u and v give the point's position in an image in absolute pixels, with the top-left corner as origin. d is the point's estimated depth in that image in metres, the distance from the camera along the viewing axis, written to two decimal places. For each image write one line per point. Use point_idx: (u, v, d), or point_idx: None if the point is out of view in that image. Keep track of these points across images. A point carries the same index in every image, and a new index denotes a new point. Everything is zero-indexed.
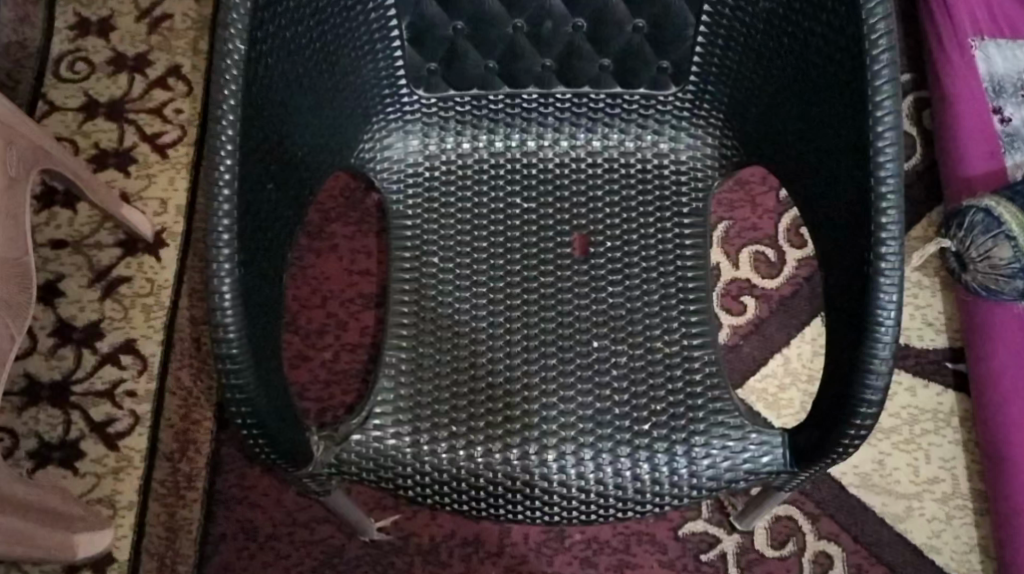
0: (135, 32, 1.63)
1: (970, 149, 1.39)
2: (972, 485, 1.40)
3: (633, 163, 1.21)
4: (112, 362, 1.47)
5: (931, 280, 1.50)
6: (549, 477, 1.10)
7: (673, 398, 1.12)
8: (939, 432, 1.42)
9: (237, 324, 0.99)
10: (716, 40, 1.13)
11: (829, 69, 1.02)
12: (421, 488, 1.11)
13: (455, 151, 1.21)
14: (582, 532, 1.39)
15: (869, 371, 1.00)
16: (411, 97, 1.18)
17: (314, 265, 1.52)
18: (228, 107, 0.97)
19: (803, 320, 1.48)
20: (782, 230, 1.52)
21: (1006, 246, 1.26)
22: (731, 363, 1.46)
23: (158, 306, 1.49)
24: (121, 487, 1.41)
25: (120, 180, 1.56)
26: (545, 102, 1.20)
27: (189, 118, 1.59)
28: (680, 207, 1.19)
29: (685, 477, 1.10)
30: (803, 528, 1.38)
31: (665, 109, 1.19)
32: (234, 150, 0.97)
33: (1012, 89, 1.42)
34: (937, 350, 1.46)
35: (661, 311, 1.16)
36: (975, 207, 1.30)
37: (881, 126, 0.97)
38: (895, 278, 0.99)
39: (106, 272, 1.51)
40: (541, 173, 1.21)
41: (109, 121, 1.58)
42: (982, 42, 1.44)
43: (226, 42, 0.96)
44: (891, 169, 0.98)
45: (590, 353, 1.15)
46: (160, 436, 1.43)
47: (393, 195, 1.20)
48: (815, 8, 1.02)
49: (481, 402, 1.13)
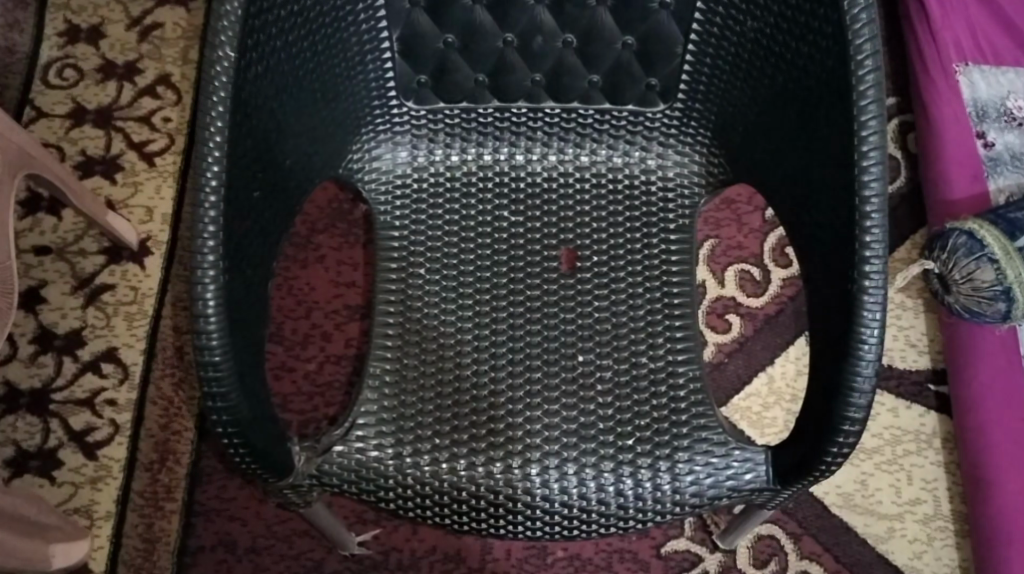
0: (125, 40, 1.63)
1: (954, 172, 1.41)
2: (954, 507, 1.40)
3: (622, 179, 1.21)
4: (93, 371, 1.45)
5: (915, 301, 1.50)
6: (531, 491, 1.10)
7: (656, 413, 1.12)
8: (921, 453, 1.43)
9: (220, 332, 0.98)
10: (704, 60, 1.13)
11: (816, 88, 1.03)
12: (403, 501, 1.10)
13: (443, 164, 1.21)
14: (564, 549, 1.38)
15: (853, 388, 1.01)
16: (401, 109, 1.18)
17: (300, 276, 1.52)
18: (217, 114, 0.97)
19: (787, 340, 1.49)
20: (768, 250, 1.53)
21: (989, 269, 1.28)
22: (715, 382, 1.46)
23: (141, 314, 1.48)
24: (99, 497, 1.40)
25: (106, 187, 1.55)
26: (535, 116, 1.20)
27: (177, 128, 1.59)
28: (667, 222, 1.19)
29: (668, 493, 1.10)
30: (785, 547, 1.38)
31: (653, 126, 1.19)
32: (221, 158, 0.97)
33: (995, 115, 1.45)
34: (920, 371, 1.47)
35: (647, 326, 1.16)
36: (959, 229, 1.32)
37: (866, 146, 0.98)
38: (879, 296, 0.99)
39: (90, 280, 1.50)
40: (529, 187, 1.21)
41: (97, 129, 1.58)
42: (966, 67, 1.46)
43: (216, 50, 0.96)
44: (875, 189, 0.99)
45: (575, 367, 1.14)
46: (140, 446, 1.42)
47: (381, 207, 1.20)
48: (802, 27, 1.03)
49: (465, 415, 1.12)
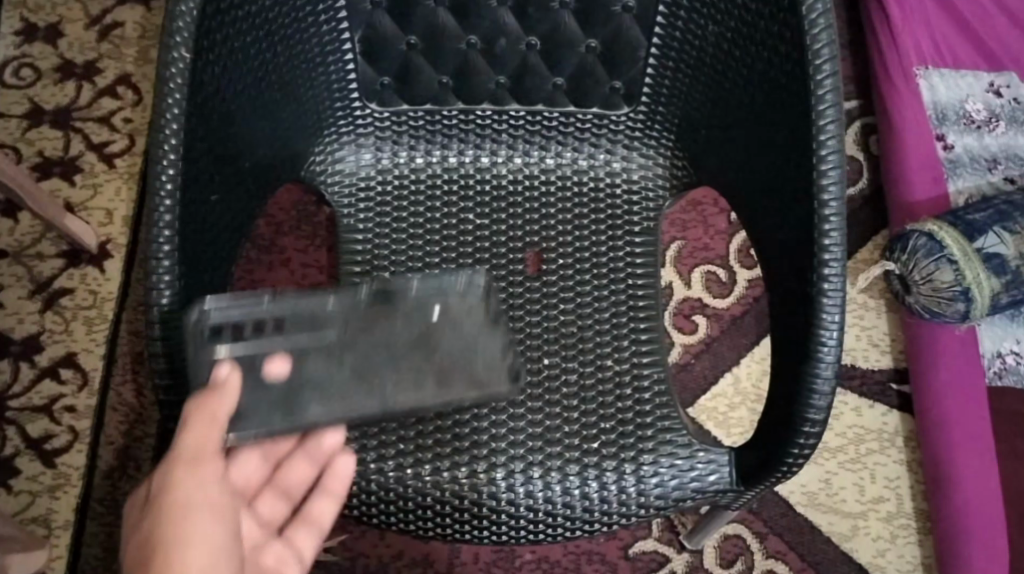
0: (84, 39, 1.60)
1: (915, 174, 1.43)
2: (916, 505, 1.42)
3: (587, 181, 1.20)
4: (51, 376, 1.43)
5: (876, 302, 1.52)
6: (497, 495, 1.09)
7: (622, 415, 1.11)
8: (884, 452, 1.45)
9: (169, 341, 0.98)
10: (667, 64, 1.13)
11: (780, 92, 1.03)
12: (366, 508, 1.09)
13: (408, 166, 1.19)
14: (533, 552, 1.38)
15: (812, 389, 1.01)
16: (364, 111, 1.17)
17: (265, 279, 1.50)
18: (172, 115, 0.96)
19: (752, 340, 1.50)
20: (733, 251, 1.54)
21: (949, 271, 1.30)
22: (682, 383, 1.47)
23: (100, 318, 1.46)
24: (57, 506, 1.37)
25: (65, 189, 1.53)
26: (499, 119, 1.19)
27: (138, 129, 1.56)
28: (632, 225, 1.18)
29: (633, 495, 1.09)
30: (751, 547, 1.39)
31: (617, 129, 1.19)
32: (177, 161, 0.96)
33: (955, 118, 1.49)
34: (882, 371, 1.49)
35: (612, 329, 1.15)
36: (919, 231, 1.33)
37: (825, 150, 0.99)
38: (837, 298, 1.00)
39: (47, 284, 1.47)
40: (494, 190, 1.19)
41: (55, 129, 1.55)
42: (926, 70, 1.50)
43: (172, 51, 0.96)
44: (834, 193, 0.99)
45: (541, 371, 1.13)
46: (100, 453, 1.39)
47: (344, 209, 1.18)
48: (762, 33, 1.03)
49: (429, 420, 1.10)
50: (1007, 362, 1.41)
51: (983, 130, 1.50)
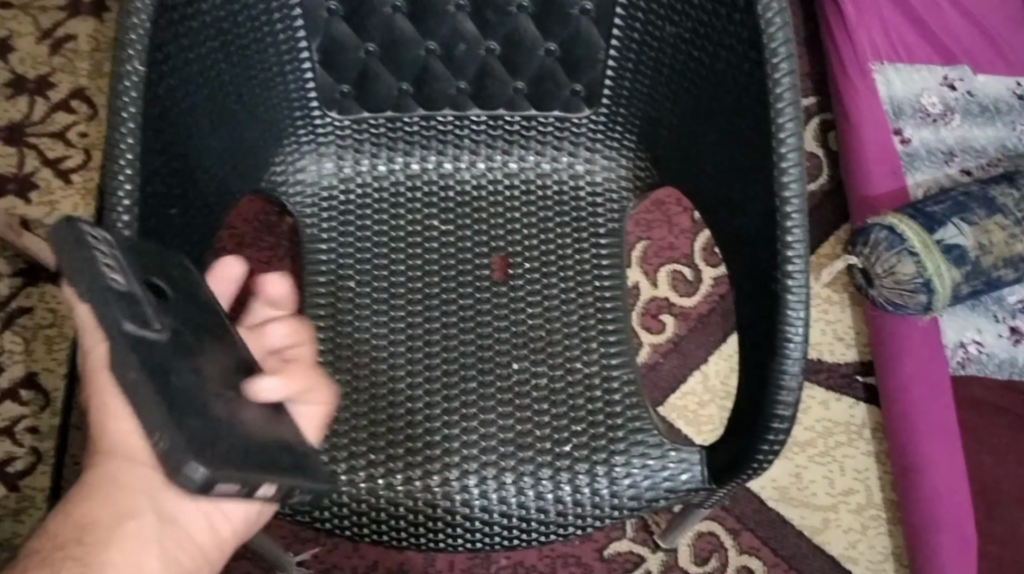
0: (36, 53, 1.58)
1: (872, 168, 1.44)
2: (885, 495, 1.44)
3: (550, 185, 1.19)
4: (12, 398, 1.40)
5: (840, 295, 1.54)
6: (470, 503, 1.08)
7: (593, 418, 1.11)
8: (852, 444, 1.46)
9: None
10: (626, 65, 1.13)
11: (738, 93, 1.03)
12: (339, 520, 1.08)
13: (371, 173, 1.18)
14: (508, 557, 1.37)
15: (781, 386, 1.01)
16: (324, 119, 1.16)
17: None
18: (127, 129, 0.94)
19: (719, 338, 1.51)
20: (698, 250, 1.55)
21: (910, 263, 1.31)
22: (651, 382, 1.48)
23: (61, 337, 1.43)
24: (22, 530, 1.34)
25: (21, 207, 1.50)
26: (461, 124, 1.18)
27: (94, 142, 1.54)
28: (597, 227, 1.18)
29: (606, 498, 1.09)
30: (725, 544, 1.40)
31: (579, 131, 1.18)
32: (133, 175, 0.95)
33: (911, 111, 1.51)
34: (848, 364, 1.50)
35: (581, 332, 1.14)
36: (879, 224, 1.35)
37: (784, 148, 0.99)
38: (801, 295, 1.00)
39: (6, 304, 1.45)
40: (458, 195, 1.19)
41: (8, 146, 1.53)
42: (881, 66, 1.52)
43: (125, 63, 0.94)
44: (794, 191, 0.99)
45: (511, 375, 1.13)
46: (64, 474, 1.37)
47: (307, 219, 1.17)
48: (720, 32, 1.03)
49: (400, 429, 1.10)
50: (970, 351, 1.43)
51: (939, 123, 1.51)
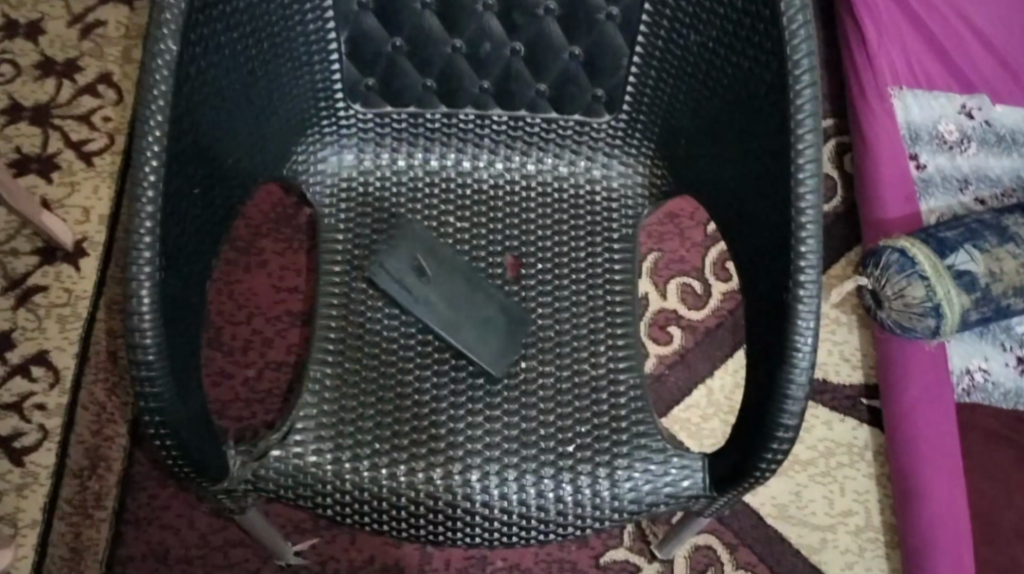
0: (66, 37, 1.60)
1: (886, 192, 1.45)
2: (883, 518, 1.44)
3: (567, 188, 1.20)
4: (22, 374, 1.42)
5: (848, 317, 1.54)
6: (472, 497, 1.09)
7: (597, 420, 1.12)
8: (853, 466, 1.46)
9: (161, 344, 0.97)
10: (649, 72, 1.13)
11: (758, 102, 1.03)
12: (341, 507, 1.08)
13: (389, 168, 1.20)
14: (504, 559, 1.38)
15: (786, 396, 1.01)
16: (347, 112, 1.17)
17: (242, 281, 1.49)
18: (156, 108, 0.95)
19: (726, 352, 1.51)
20: (708, 263, 1.56)
21: (919, 286, 1.32)
22: (656, 393, 1.48)
23: (74, 317, 1.45)
24: (24, 505, 1.36)
25: (42, 186, 1.52)
26: (482, 123, 1.19)
27: (117, 127, 1.56)
28: (610, 232, 1.19)
29: (607, 500, 1.09)
30: (721, 558, 1.40)
31: (598, 136, 1.19)
32: (160, 153, 0.95)
33: (928, 137, 1.52)
34: (852, 385, 1.50)
35: (589, 334, 1.15)
36: (891, 247, 1.35)
37: (802, 158, 0.99)
38: (812, 306, 1.00)
39: (22, 281, 1.46)
40: (475, 194, 1.20)
41: (33, 126, 1.55)
42: (900, 91, 1.53)
43: (159, 42, 0.95)
44: (811, 202, 1.00)
45: (518, 374, 1.14)
46: (69, 452, 1.38)
47: (325, 209, 1.18)
48: (744, 42, 1.03)
49: (407, 420, 1.11)
50: (975, 378, 1.43)
51: (955, 150, 1.52)
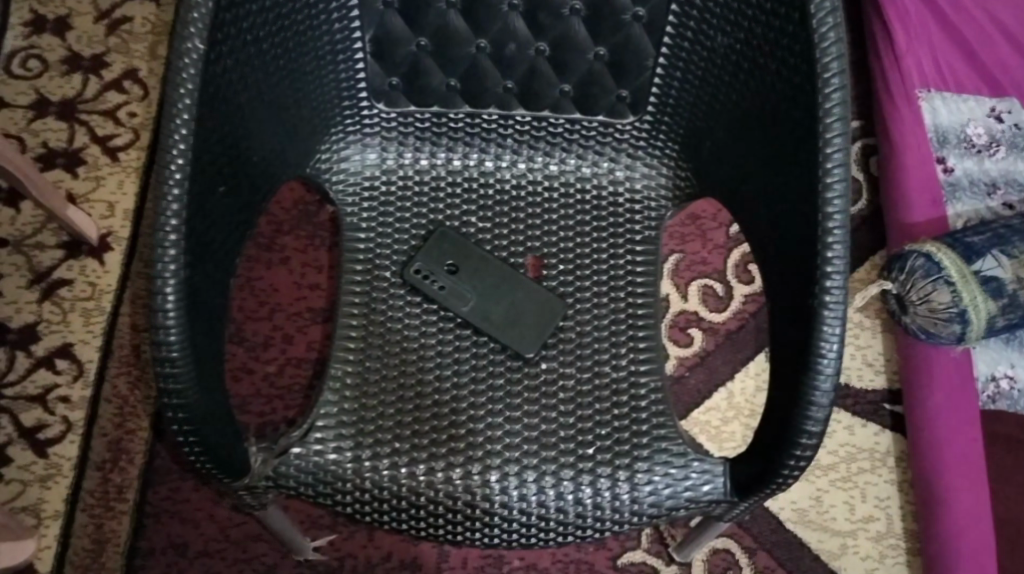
0: (93, 33, 1.61)
1: (913, 196, 1.44)
2: (905, 525, 1.43)
3: (589, 189, 1.20)
4: (47, 366, 1.43)
5: (872, 321, 1.53)
6: (490, 498, 1.08)
7: (618, 422, 1.11)
8: (875, 471, 1.45)
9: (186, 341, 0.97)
10: (675, 73, 1.13)
11: (786, 105, 1.02)
12: (359, 505, 1.09)
13: (412, 167, 1.19)
14: (521, 559, 1.38)
15: (811, 402, 1.00)
16: (371, 110, 1.17)
17: (264, 277, 1.49)
18: (183, 105, 0.95)
19: (747, 355, 1.50)
20: (731, 266, 1.55)
21: (945, 291, 1.30)
22: (676, 395, 1.48)
23: (98, 310, 1.46)
24: (48, 496, 1.37)
25: (68, 181, 1.53)
26: (505, 123, 1.18)
27: (143, 123, 1.57)
28: (634, 234, 1.19)
29: (626, 503, 1.09)
30: (740, 562, 1.40)
31: (622, 137, 1.18)
32: (186, 151, 0.96)
33: (955, 140, 1.51)
34: (876, 390, 1.49)
35: (610, 336, 1.15)
36: (917, 251, 1.34)
37: (830, 162, 0.98)
38: (839, 312, 0.99)
39: (47, 274, 1.48)
40: (497, 194, 1.20)
41: (60, 121, 1.56)
42: (928, 93, 1.52)
43: (186, 41, 0.95)
44: (838, 207, 0.99)
45: (538, 375, 1.14)
46: (92, 445, 1.40)
47: (347, 208, 1.18)
48: (772, 44, 1.03)
49: (426, 420, 1.11)
50: (1001, 385, 1.41)
51: (983, 154, 1.51)
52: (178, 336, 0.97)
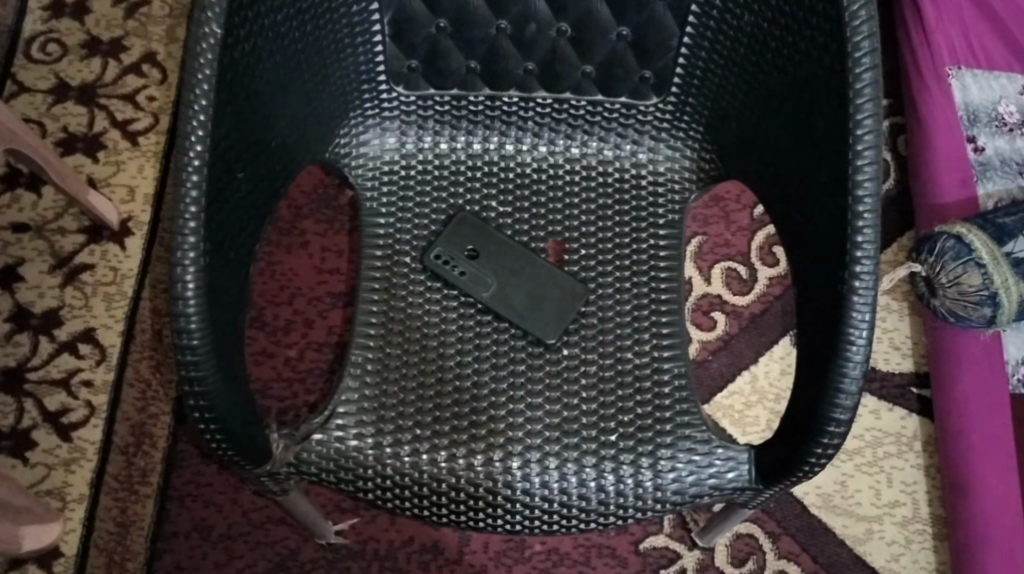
0: (111, 16, 1.61)
1: (943, 177, 1.42)
2: (932, 509, 1.42)
3: (611, 172, 1.18)
4: (69, 351, 1.44)
5: (900, 304, 1.51)
6: (512, 485, 1.08)
7: (641, 409, 1.10)
8: (901, 456, 1.44)
9: (206, 331, 0.96)
10: (699, 53, 1.10)
11: (814, 85, 1.00)
12: (381, 492, 1.08)
13: (432, 151, 1.18)
14: (542, 543, 1.38)
15: (839, 390, 0.99)
16: (390, 94, 1.15)
17: (284, 261, 1.49)
18: (201, 91, 0.94)
19: (772, 339, 1.49)
20: (755, 248, 1.53)
21: (976, 274, 1.28)
22: (699, 379, 1.46)
23: (120, 295, 1.47)
24: (72, 480, 1.38)
25: (88, 165, 1.54)
26: (526, 105, 1.17)
27: (162, 107, 1.57)
28: (657, 217, 1.17)
29: (650, 490, 1.08)
30: (764, 547, 1.39)
31: (645, 119, 1.16)
32: (204, 137, 0.95)
33: (986, 119, 1.48)
34: (903, 374, 1.48)
35: (633, 321, 1.14)
36: (947, 233, 1.32)
37: (861, 145, 0.96)
38: (868, 298, 0.97)
39: (69, 259, 1.48)
40: (517, 177, 1.18)
41: (79, 105, 1.56)
42: (958, 71, 1.48)
43: (203, 26, 0.93)
44: (869, 189, 0.96)
45: (560, 361, 1.13)
46: (116, 429, 1.41)
47: (367, 192, 1.17)
48: (801, 24, 1.00)
49: (447, 406, 1.10)
50: None
51: (1015, 133, 1.49)
52: (197, 325, 0.96)
